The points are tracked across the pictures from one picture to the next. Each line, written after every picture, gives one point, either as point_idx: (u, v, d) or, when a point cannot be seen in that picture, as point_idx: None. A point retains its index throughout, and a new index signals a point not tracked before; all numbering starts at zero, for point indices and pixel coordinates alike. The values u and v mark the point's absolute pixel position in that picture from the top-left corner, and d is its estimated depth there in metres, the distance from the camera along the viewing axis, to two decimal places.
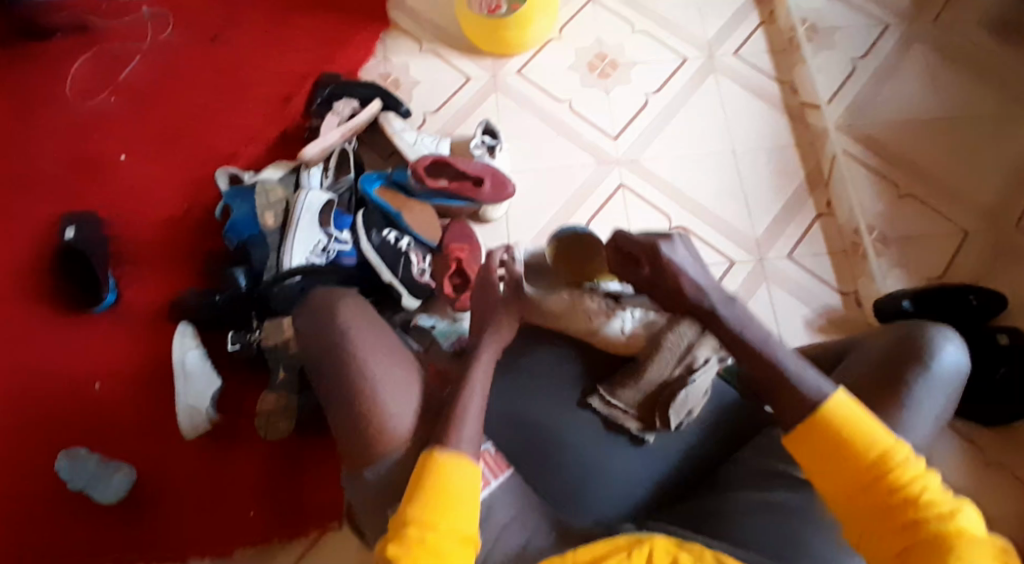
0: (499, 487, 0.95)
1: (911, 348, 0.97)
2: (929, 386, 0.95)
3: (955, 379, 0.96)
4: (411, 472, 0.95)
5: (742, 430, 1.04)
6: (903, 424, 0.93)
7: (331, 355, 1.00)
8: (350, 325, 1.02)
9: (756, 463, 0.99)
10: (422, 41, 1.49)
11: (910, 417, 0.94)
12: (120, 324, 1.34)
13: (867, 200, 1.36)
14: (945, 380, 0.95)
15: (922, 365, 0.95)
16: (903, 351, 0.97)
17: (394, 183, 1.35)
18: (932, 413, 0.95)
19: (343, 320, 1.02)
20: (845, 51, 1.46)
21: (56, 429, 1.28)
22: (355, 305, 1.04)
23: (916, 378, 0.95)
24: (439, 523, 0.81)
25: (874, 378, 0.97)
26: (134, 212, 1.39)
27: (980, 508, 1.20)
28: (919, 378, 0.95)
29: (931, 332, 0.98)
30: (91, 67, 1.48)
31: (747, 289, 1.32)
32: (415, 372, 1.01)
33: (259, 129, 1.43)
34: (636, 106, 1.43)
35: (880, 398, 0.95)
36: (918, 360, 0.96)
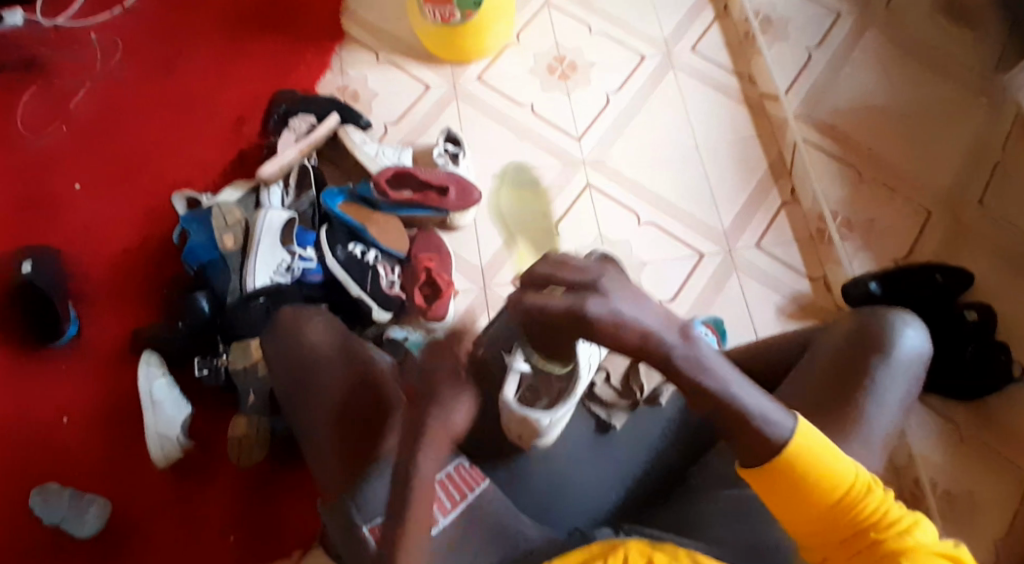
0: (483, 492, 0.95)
1: (871, 336, 0.98)
2: (891, 371, 0.96)
3: (916, 365, 0.97)
4: None
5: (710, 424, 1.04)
6: (865, 411, 0.94)
7: (305, 377, 0.99)
8: (320, 344, 1.01)
9: (720, 460, 0.99)
10: (379, 53, 1.48)
11: (873, 407, 0.94)
12: (84, 357, 1.31)
13: (829, 187, 1.37)
14: (906, 365, 0.97)
15: (882, 354, 0.96)
16: (861, 345, 0.97)
17: (358, 197, 1.34)
18: (894, 402, 0.96)
19: (313, 338, 1.02)
20: (799, 41, 1.47)
21: (22, 469, 1.25)
22: (323, 324, 1.03)
23: (876, 364, 0.96)
24: None
25: (837, 371, 0.97)
26: (93, 243, 1.37)
27: (959, 483, 1.22)
28: (881, 367, 0.96)
29: (893, 318, 0.99)
30: (40, 97, 1.45)
31: (716, 282, 1.32)
32: (387, 386, 0.98)
33: (218, 151, 1.41)
34: (597, 107, 1.43)
35: (843, 390, 0.95)
36: (878, 349, 0.97)
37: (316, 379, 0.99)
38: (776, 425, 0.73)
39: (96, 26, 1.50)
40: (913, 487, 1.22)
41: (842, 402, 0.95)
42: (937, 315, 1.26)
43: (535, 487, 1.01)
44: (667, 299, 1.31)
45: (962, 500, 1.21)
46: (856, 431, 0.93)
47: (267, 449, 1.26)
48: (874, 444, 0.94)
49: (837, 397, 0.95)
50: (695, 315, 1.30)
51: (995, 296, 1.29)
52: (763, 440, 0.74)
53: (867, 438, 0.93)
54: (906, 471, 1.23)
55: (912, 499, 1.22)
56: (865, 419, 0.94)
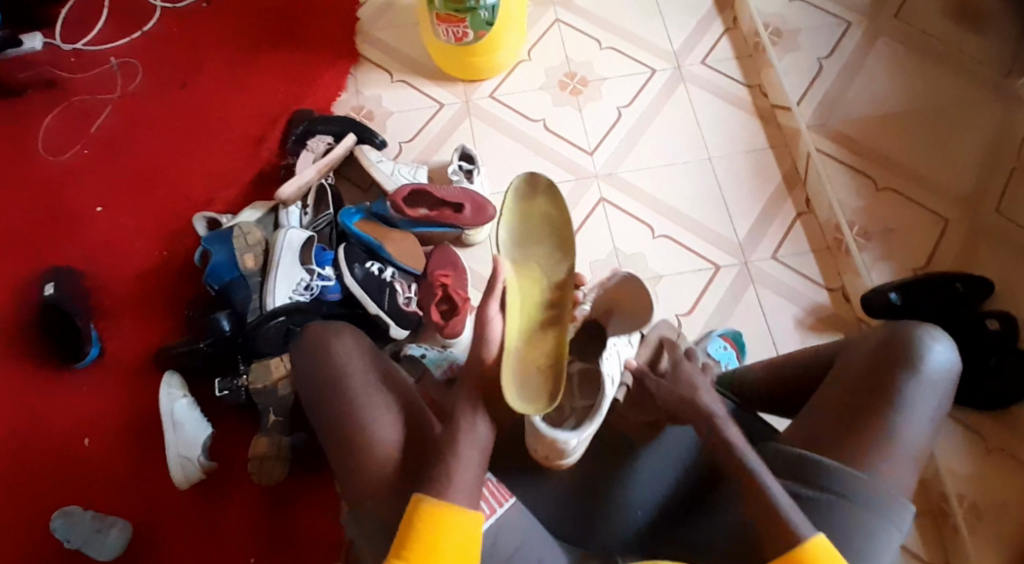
0: (508, 511, 0.93)
1: (898, 350, 0.97)
2: (920, 386, 0.95)
3: (945, 380, 0.97)
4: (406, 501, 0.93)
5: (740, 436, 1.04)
6: (893, 427, 0.94)
7: (325, 391, 0.99)
8: (344, 360, 1.01)
9: None
10: (392, 72, 1.50)
11: (902, 421, 0.94)
12: (105, 377, 1.32)
13: (845, 196, 1.36)
14: (934, 380, 0.96)
15: (910, 368, 0.96)
16: (891, 357, 0.97)
17: (374, 215, 1.36)
18: (924, 417, 0.95)
19: (338, 353, 1.01)
20: (810, 52, 1.47)
21: (46, 489, 1.26)
22: (353, 339, 1.02)
23: (903, 378, 0.96)
24: (443, 538, 0.84)
25: (860, 385, 0.97)
26: (113, 263, 1.38)
27: (983, 492, 1.21)
28: (910, 380, 0.96)
29: (919, 334, 0.99)
30: (61, 122, 1.47)
31: (733, 295, 1.33)
32: (414, 404, 1.00)
33: (234, 172, 1.43)
34: (609, 121, 1.44)
35: (871, 403, 0.95)
36: (905, 364, 0.96)
37: (346, 394, 0.98)
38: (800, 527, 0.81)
39: (114, 50, 1.53)
40: (941, 500, 1.23)
41: (869, 423, 0.94)
42: (957, 324, 1.25)
43: (562, 506, 1.02)
44: (683, 312, 1.31)
45: (989, 509, 1.21)
46: (881, 447, 0.93)
47: (289, 467, 1.27)
48: (903, 461, 0.93)
49: (861, 415, 0.95)
50: (713, 328, 1.30)
51: (1017, 302, 1.27)
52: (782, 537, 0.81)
53: (896, 451, 0.93)
54: (932, 484, 1.24)
55: (938, 513, 1.23)
56: (893, 436, 0.94)
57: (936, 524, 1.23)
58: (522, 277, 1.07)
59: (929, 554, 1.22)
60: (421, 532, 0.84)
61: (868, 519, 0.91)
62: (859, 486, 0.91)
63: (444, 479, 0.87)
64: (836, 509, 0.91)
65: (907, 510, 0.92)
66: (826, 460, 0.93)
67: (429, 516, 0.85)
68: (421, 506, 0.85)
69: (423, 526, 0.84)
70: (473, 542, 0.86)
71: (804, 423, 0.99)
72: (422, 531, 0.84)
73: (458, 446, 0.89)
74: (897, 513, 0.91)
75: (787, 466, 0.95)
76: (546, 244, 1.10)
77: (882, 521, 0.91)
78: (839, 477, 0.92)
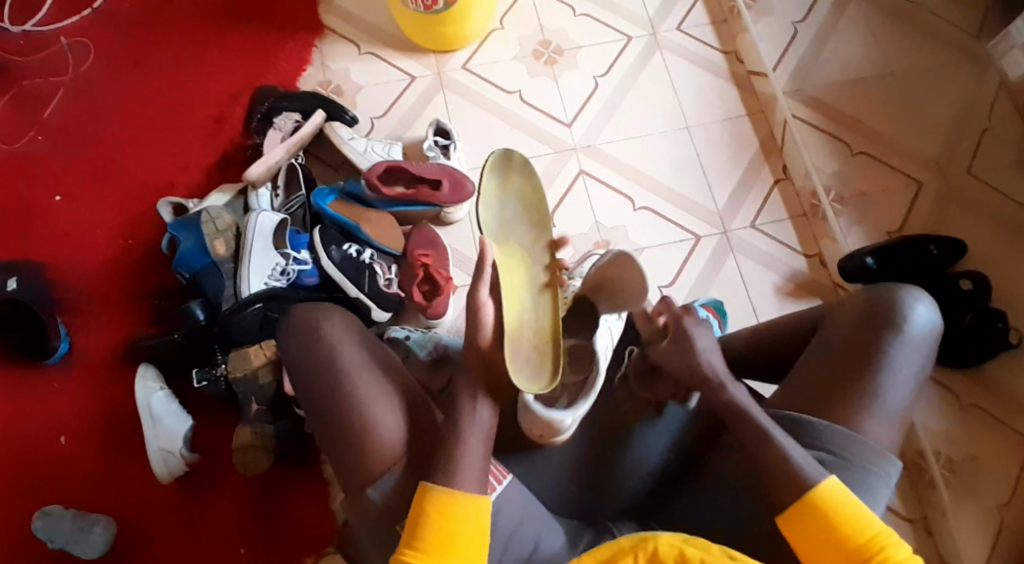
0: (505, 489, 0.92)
1: (882, 313, 0.99)
2: (903, 346, 0.97)
3: (926, 339, 0.99)
4: (409, 498, 0.92)
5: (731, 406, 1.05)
6: (879, 387, 0.96)
7: (320, 380, 0.97)
8: (338, 346, 0.98)
9: None
10: (359, 44, 1.44)
11: (886, 380, 0.97)
12: (78, 373, 1.28)
13: (821, 161, 1.37)
14: (917, 340, 0.98)
15: (894, 329, 0.97)
16: (874, 320, 0.99)
17: (348, 195, 1.32)
18: (908, 375, 0.98)
19: (330, 339, 0.99)
20: (785, 15, 1.46)
21: (24, 491, 1.23)
22: (343, 321, 1.00)
23: (888, 339, 0.97)
24: (453, 531, 0.84)
25: (847, 348, 0.99)
26: (76, 255, 1.33)
27: (959, 450, 1.26)
28: (894, 341, 0.97)
29: (902, 294, 1.01)
30: (8, 105, 1.39)
31: (714, 264, 1.33)
32: (408, 387, 0.99)
33: (198, 154, 1.37)
34: (586, 91, 1.41)
35: (857, 364, 0.97)
36: (889, 325, 0.98)
37: (338, 381, 0.96)
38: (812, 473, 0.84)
39: (64, 29, 1.44)
40: (916, 457, 1.27)
41: (855, 386, 0.96)
42: (933, 287, 1.28)
43: (558, 475, 1.02)
44: (666, 283, 1.32)
45: (963, 465, 1.25)
46: (867, 407, 0.96)
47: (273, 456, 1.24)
48: (889, 419, 0.96)
49: (848, 378, 0.97)
50: (694, 298, 1.31)
51: (987, 264, 1.31)
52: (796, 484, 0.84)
53: (881, 409, 0.96)
54: (909, 441, 1.28)
55: (916, 469, 1.27)
56: (878, 396, 0.96)
57: (914, 480, 1.27)
58: (508, 259, 0.99)
59: (908, 510, 1.25)
60: (431, 526, 0.84)
61: (857, 474, 0.94)
62: (848, 444, 0.94)
63: (449, 475, 0.86)
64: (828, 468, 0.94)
65: (892, 465, 0.96)
66: (815, 421, 0.96)
67: (439, 507, 0.84)
68: (429, 498, 0.85)
69: (433, 520, 0.84)
70: (482, 532, 0.86)
71: (792, 387, 1.01)
72: (432, 525, 0.84)
73: (463, 435, 0.89)
74: (884, 468, 0.95)
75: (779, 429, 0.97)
76: (524, 227, 1.03)
77: (870, 476, 0.94)
78: (829, 438, 0.95)
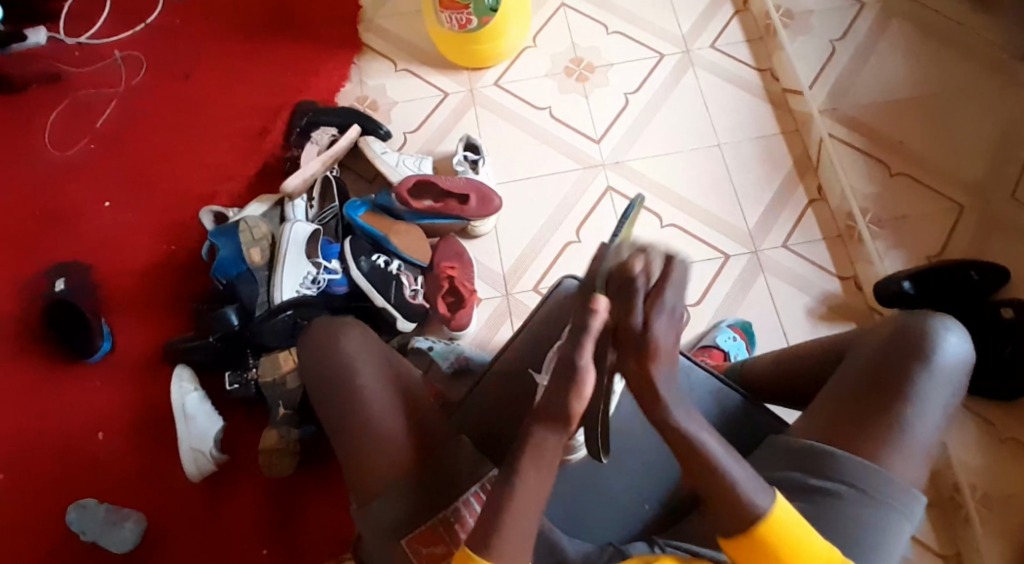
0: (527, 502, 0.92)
1: (910, 341, 0.93)
2: (932, 379, 0.91)
3: (958, 372, 0.92)
4: (409, 508, 0.91)
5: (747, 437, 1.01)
6: (905, 419, 0.90)
7: (330, 391, 0.99)
8: (350, 360, 1.01)
9: (761, 474, 0.93)
10: (396, 61, 1.48)
11: (915, 414, 0.90)
12: (117, 371, 1.34)
13: (857, 182, 1.34)
14: (948, 374, 0.92)
15: (923, 362, 0.92)
16: (903, 352, 0.93)
17: (379, 207, 1.34)
18: (936, 411, 0.91)
19: (344, 353, 1.01)
20: (821, 34, 1.43)
21: (61, 482, 1.28)
22: (360, 336, 1.02)
23: (917, 371, 0.91)
24: None
25: (875, 378, 0.92)
26: (123, 258, 1.39)
27: (995, 486, 1.20)
28: (923, 373, 0.91)
29: (932, 323, 0.94)
30: (67, 115, 1.47)
31: (744, 282, 1.31)
32: (414, 396, 0.99)
33: (238, 165, 1.43)
34: (616, 107, 1.41)
35: (884, 398, 0.91)
36: (918, 356, 0.92)
37: (362, 390, 0.98)
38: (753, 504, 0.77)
39: (118, 43, 1.52)
40: (953, 493, 1.22)
41: (878, 417, 0.90)
42: (971, 315, 1.23)
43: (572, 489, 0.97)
44: (692, 303, 1.31)
45: (1000, 502, 1.20)
46: (892, 438, 0.89)
47: (297, 460, 1.28)
48: (915, 455, 0.89)
49: (871, 409, 0.91)
50: (721, 319, 1.29)
51: None
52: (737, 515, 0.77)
53: (907, 445, 0.89)
54: (943, 476, 1.23)
55: (951, 504, 1.21)
56: (905, 428, 0.89)
57: (949, 515, 1.22)
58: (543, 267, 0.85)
59: (941, 547, 1.20)
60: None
61: (875, 510, 0.87)
62: (868, 478, 0.88)
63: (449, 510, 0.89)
64: (848, 503, 0.88)
65: (918, 502, 0.89)
66: (835, 451, 0.90)
67: None
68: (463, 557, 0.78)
69: None
70: None
71: (815, 414, 0.94)
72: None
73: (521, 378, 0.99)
74: (909, 504, 0.88)
75: (795, 458, 0.92)
76: None
77: (890, 513, 0.88)
78: (846, 469, 0.89)
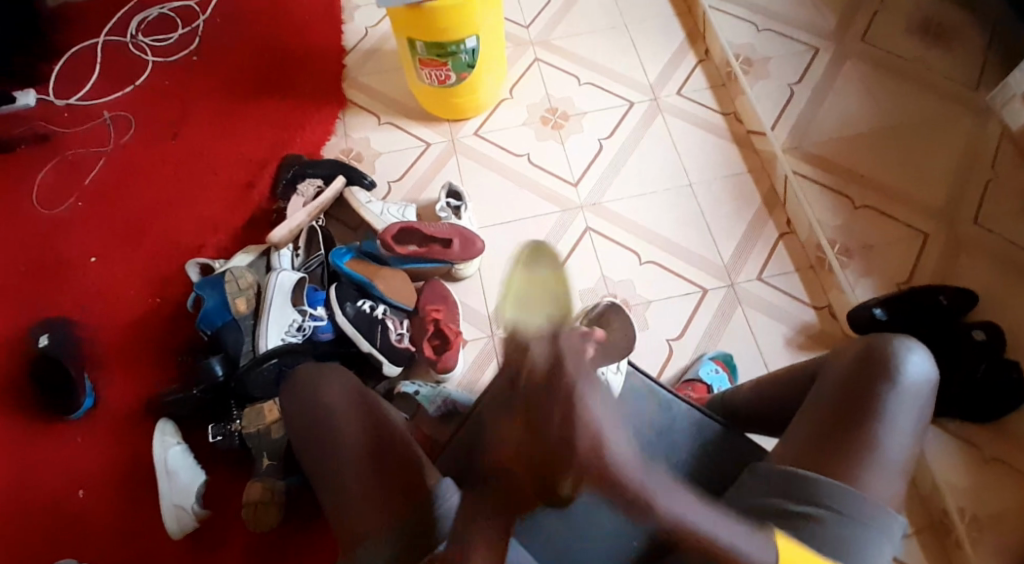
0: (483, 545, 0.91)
1: (875, 362, 0.95)
2: (899, 397, 0.93)
3: (923, 391, 0.94)
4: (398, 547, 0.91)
5: (728, 465, 1.01)
6: (876, 439, 0.91)
7: (318, 432, 0.99)
8: (336, 401, 1.01)
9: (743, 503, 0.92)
10: (379, 114, 1.53)
11: (885, 433, 0.92)
12: (100, 425, 1.32)
13: (823, 215, 1.39)
14: (914, 391, 0.94)
15: (889, 382, 0.93)
16: (870, 373, 0.94)
17: (365, 254, 1.37)
18: (907, 430, 0.93)
19: (327, 397, 1.01)
20: (780, 79, 1.51)
21: (41, 543, 1.25)
22: (341, 380, 1.03)
23: (884, 389, 0.93)
24: None
25: (848, 397, 0.94)
26: (106, 314, 1.39)
27: (980, 504, 1.22)
28: (891, 394, 0.93)
29: (896, 344, 0.96)
30: (54, 175, 1.50)
31: (722, 317, 1.34)
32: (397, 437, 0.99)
33: (224, 218, 1.45)
34: (591, 152, 1.47)
35: (860, 417, 0.92)
36: (884, 376, 0.94)
37: (343, 437, 0.98)
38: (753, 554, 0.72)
39: (106, 103, 1.56)
40: (941, 516, 1.23)
41: (849, 438, 0.92)
42: (943, 337, 1.26)
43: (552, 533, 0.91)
44: (674, 336, 1.33)
45: (990, 522, 1.21)
46: (866, 460, 0.90)
47: (282, 512, 1.25)
48: (890, 473, 0.91)
49: (842, 431, 0.92)
50: (703, 352, 1.32)
51: (1001, 309, 1.30)
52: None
53: (881, 465, 0.91)
54: (933, 500, 1.24)
55: (942, 527, 1.23)
56: (876, 449, 0.91)
57: (939, 538, 1.23)
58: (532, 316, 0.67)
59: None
60: None
61: (857, 532, 0.88)
62: (850, 501, 0.88)
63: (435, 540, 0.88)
64: (829, 525, 0.88)
65: (897, 522, 0.90)
66: (815, 475, 0.90)
67: None
68: None
69: None
70: None
71: (797, 430, 0.95)
72: None
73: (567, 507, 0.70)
74: (889, 525, 0.89)
75: (777, 485, 0.91)
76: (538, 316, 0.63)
77: (872, 534, 0.88)
78: (829, 492, 0.89)
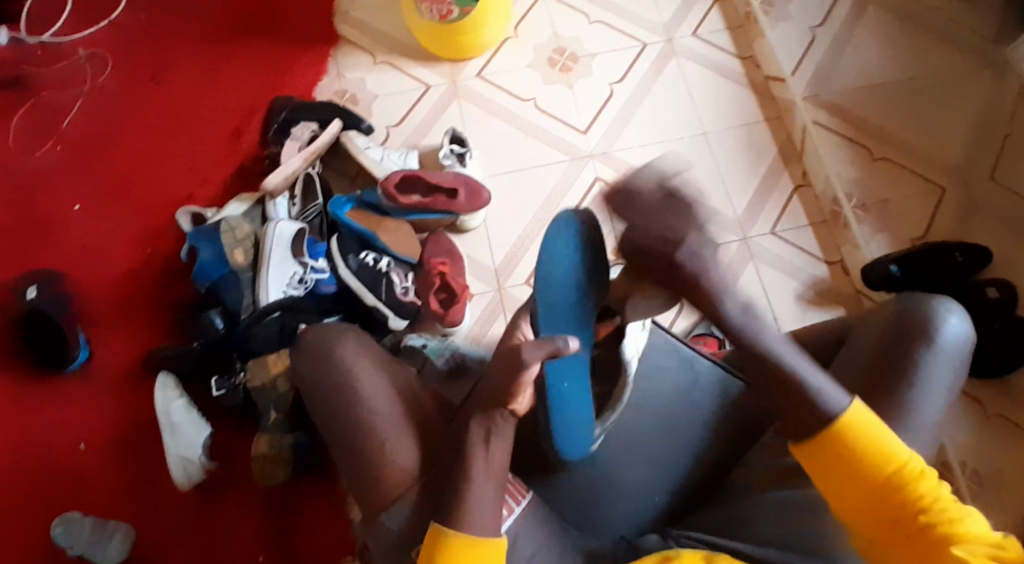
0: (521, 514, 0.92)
1: (909, 325, 0.91)
2: (935, 357, 0.89)
3: (960, 352, 0.90)
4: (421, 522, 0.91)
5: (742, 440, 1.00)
6: (912, 399, 0.89)
7: (335, 405, 0.96)
8: (355, 368, 0.97)
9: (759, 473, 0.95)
10: (375, 54, 1.45)
11: (918, 393, 0.89)
12: (96, 381, 1.29)
13: (842, 167, 1.35)
14: (950, 352, 0.90)
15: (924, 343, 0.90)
16: (902, 333, 0.91)
17: (366, 204, 1.31)
18: (943, 389, 0.90)
19: (346, 364, 0.96)
20: (801, 21, 1.44)
21: (41, 501, 1.23)
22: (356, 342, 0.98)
23: (920, 352, 0.90)
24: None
25: (880, 363, 0.91)
26: (97, 267, 1.34)
27: (982, 456, 1.24)
28: (926, 355, 0.89)
29: (936, 304, 0.92)
30: (32, 118, 1.41)
31: (734, 269, 1.32)
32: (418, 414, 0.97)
33: (216, 166, 1.38)
34: (601, 97, 1.41)
35: (892, 383, 0.89)
36: (919, 338, 0.90)
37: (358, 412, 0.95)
38: (833, 402, 0.79)
39: (82, 40, 1.46)
40: (942, 469, 1.24)
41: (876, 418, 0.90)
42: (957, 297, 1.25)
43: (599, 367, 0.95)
44: None
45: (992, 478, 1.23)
46: (900, 421, 0.88)
47: (293, 465, 1.23)
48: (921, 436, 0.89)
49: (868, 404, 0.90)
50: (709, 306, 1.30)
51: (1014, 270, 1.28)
52: (816, 415, 0.79)
53: (914, 427, 0.88)
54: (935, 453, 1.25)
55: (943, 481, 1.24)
56: (911, 413, 0.89)
57: None
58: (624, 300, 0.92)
59: None
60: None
61: None
62: None
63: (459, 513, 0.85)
64: None
65: None
66: None
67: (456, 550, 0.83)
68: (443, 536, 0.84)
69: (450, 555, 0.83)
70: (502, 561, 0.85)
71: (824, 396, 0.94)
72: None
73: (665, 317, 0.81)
74: None
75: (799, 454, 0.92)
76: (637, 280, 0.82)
77: None
78: None
